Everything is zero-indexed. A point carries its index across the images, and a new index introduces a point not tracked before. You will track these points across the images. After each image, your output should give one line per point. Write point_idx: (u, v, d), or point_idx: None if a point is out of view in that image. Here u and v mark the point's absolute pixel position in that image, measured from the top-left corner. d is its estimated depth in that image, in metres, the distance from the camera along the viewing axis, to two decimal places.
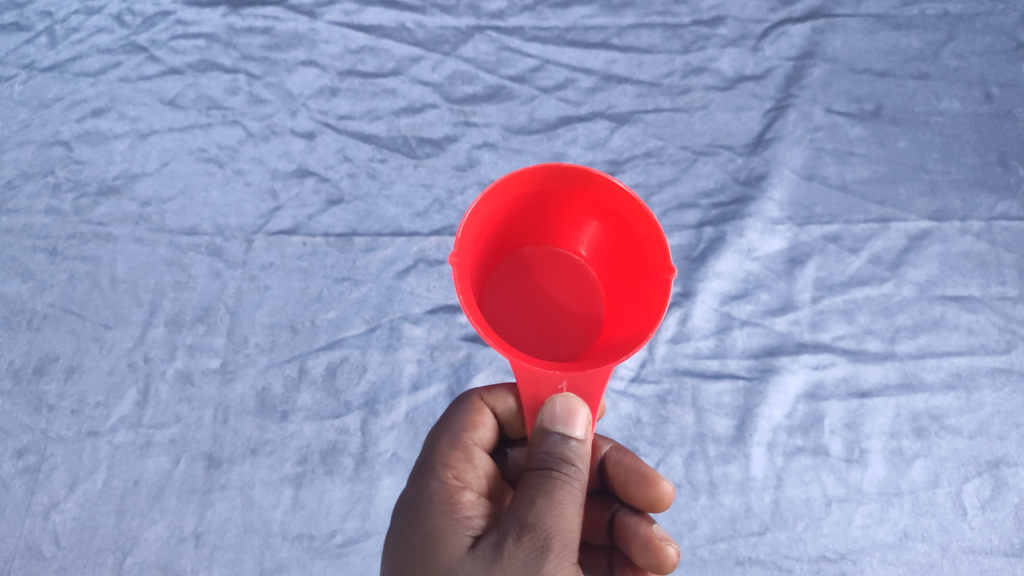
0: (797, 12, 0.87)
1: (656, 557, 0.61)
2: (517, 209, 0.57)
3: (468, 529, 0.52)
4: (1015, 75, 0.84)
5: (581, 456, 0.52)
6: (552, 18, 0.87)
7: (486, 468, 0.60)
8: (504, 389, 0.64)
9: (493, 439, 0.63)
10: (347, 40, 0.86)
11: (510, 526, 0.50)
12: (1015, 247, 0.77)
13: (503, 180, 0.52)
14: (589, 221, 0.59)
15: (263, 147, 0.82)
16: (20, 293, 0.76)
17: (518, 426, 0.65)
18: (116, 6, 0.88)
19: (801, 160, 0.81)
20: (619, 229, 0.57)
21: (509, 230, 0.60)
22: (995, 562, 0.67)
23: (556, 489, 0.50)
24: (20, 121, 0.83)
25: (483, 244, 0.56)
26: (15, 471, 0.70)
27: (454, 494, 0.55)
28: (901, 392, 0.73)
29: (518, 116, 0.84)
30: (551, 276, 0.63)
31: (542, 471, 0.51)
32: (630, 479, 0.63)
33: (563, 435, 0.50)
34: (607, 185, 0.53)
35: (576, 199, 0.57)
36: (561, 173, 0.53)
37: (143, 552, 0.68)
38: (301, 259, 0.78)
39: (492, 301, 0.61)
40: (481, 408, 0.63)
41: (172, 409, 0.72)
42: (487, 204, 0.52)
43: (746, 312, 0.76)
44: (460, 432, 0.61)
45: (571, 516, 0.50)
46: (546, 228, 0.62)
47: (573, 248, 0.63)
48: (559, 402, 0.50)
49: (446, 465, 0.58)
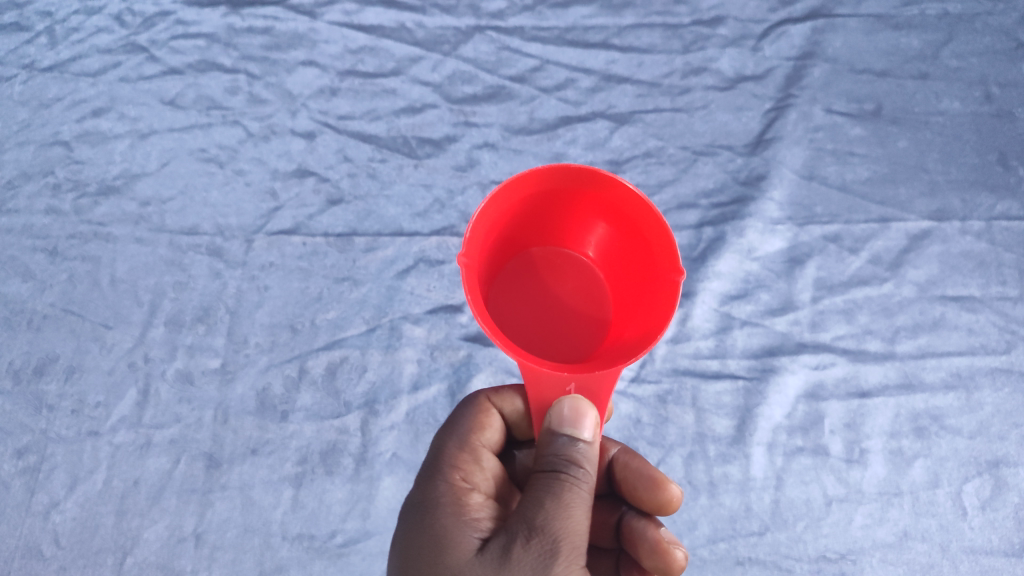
0: (797, 12, 0.87)
1: (664, 560, 0.61)
2: (524, 209, 0.57)
3: (475, 531, 0.52)
4: (1015, 75, 0.84)
5: (589, 459, 0.52)
6: (552, 18, 0.87)
7: (493, 470, 0.61)
8: (511, 390, 0.63)
9: (500, 441, 0.63)
10: (347, 40, 0.86)
11: (519, 528, 0.50)
12: (1015, 247, 0.77)
13: (511, 180, 0.52)
14: (597, 223, 0.59)
15: (263, 147, 0.82)
16: (20, 293, 0.76)
17: (525, 428, 0.65)
18: (115, 6, 0.88)
19: (801, 160, 0.81)
20: (627, 230, 0.57)
21: (516, 230, 0.60)
22: (994, 562, 0.67)
23: (564, 492, 0.50)
24: (20, 121, 0.83)
25: (490, 244, 0.56)
26: (15, 471, 0.70)
27: (462, 496, 0.55)
28: (901, 392, 0.73)
29: (518, 116, 0.84)
30: (558, 277, 0.62)
31: (550, 473, 0.51)
32: (639, 482, 0.63)
33: (571, 437, 0.50)
34: (616, 186, 0.53)
35: (585, 199, 0.57)
36: (569, 173, 0.53)
37: (144, 552, 0.68)
38: (301, 259, 0.78)
39: (499, 301, 0.61)
40: (488, 409, 0.63)
41: (172, 409, 0.72)
42: (494, 204, 0.52)
43: (746, 312, 0.76)
44: (467, 433, 0.61)
45: (580, 518, 0.50)
46: (554, 229, 0.62)
47: (580, 249, 0.63)
48: (567, 404, 0.50)
49: (453, 467, 0.58)
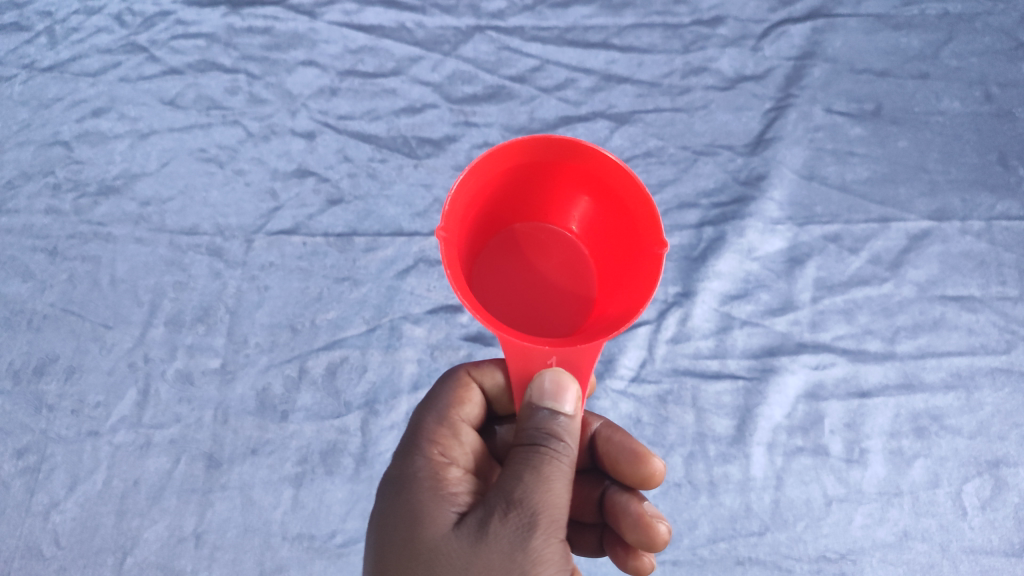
0: (797, 12, 0.87)
1: (647, 534, 0.60)
2: (506, 183, 0.57)
3: (453, 505, 0.52)
4: (1015, 75, 0.84)
5: (569, 432, 0.51)
6: (552, 18, 0.87)
7: (473, 444, 0.60)
8: (492, 364, 0.64)
9: (480, 415, 0.63)
10: (347, 40, 0.86)
11: (496, 502, 0.50)
12: (1015, 247, 0.77)
13: (491, 151, 0.51)
14: (580, 197, 0.59)
15: (264, 147, 0.82)
16: (19, 293, 0.76)
17: (506, 402, 0.65)
18: (116, 6, 0.88)
19: (801, 159, 0.81)
20: (610, 203, 0.57)
21: (498, 206, 0.60)
22: (994, 562, 0.67)
23: (544, 465, 0.50)
24: (20, 121, 0.83)
25: (471, 220, 0.56)
26: (15, 471, 0.70)
27: (440, 471, 0.55)
28: (901, 392, 0.73)
29: (518, 116, 0.84)
30: (542, 254, 0.63)
31: (530, 446, 0.51)
32: (621, 456, 0.63)
33: (552, 411, 0.50)
34: (598, 157, 0.53)
35: (567, 173, 0.56)
36: (551, 144, 0.53)
37: (144, 552, 0.68)
38: (301, 259, 0.78)
39: (482, 279, 0.60)
40: (468, 384, 0.63)
41: (172, 409, 0.72)
42: (474, 176, 0.52)
43: (746, 312, 0.76)
44: (446, 408, 0.61)
45: (560, 492, 0.50)
46: (537, 204, 0.62)
47: (564, 225, 0.63)
48: (549, 377, 0.50)
49: (431, 442, 0.58)
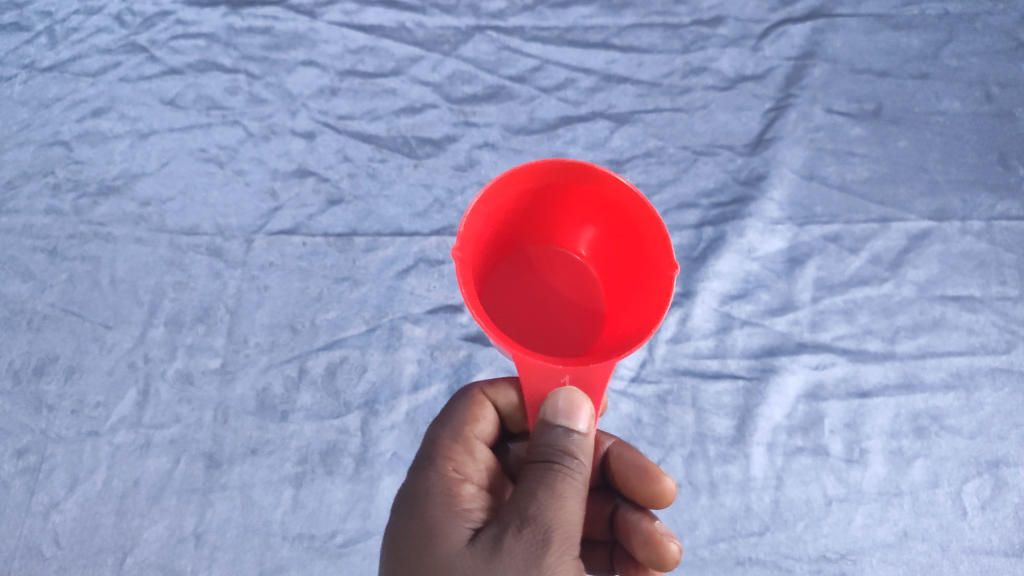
0: (797, 12, 0.87)
1: (658, 552, 0.60)
2: (520, 206, 0.57)
3: (467, 522, 0.52)
4: (1014, 75, 0.84)
5: (583, 450, 0.51)
6: (552, 18, 0.87)
7: (487, 462, 0.60)
8: (506, 382, 0.63)
9: (494, 433, 0.62)
10: (347, 40, 0.86)
11: (510, 519, 0.50)
12: (1015, 247, 0.77)
13: (504, 175, 0.52)
14: (593, 220, 0.59)
15: (263, 147, 0.82)
16: (20, 293, 0.76)
17: (519, 420, 0.65)
18: (116, 6, 0.88)
19: (800, 159, 0.81)
20: (623, 227, 0.57)
21: (512, 228, 0.60)
22: (994, 562, 0.67)
23: (558, 482, 0.50)
24: (19, 121, 0.83)
25: (484, 241, 0.56)
26: (15, 471, 0.70)
27: (453, 487, 0.55)
28: (901, 392, 0.73)
29: (518, 116, 0.84)
30: (554, 275, 0.63)
31: (543, 464, 0.51)
32: (631, 473, 0.63)
33: (566, 429, 0.50)
34: (611, 182, 0.53)
35: (581, 196, 0.56)
36: (565, 168, 0.53)
37: (143, 552, 0.68)
38: (301, 259, 0.78)
39: (493, 298, 0.60)
40: (482, 402, 0.62)
41: (172, 409, 0.72)
42: (488, 199, 0.52)
43: (746, 312, 0.76)
44: (460, 425, 0.60)
45: (573, 509, 0.50)
46: (550, 226, 0.62)
47: (577, 248, 0.63)
48: (562, 395, 0.50)
49: (445, 457, 0.58)
